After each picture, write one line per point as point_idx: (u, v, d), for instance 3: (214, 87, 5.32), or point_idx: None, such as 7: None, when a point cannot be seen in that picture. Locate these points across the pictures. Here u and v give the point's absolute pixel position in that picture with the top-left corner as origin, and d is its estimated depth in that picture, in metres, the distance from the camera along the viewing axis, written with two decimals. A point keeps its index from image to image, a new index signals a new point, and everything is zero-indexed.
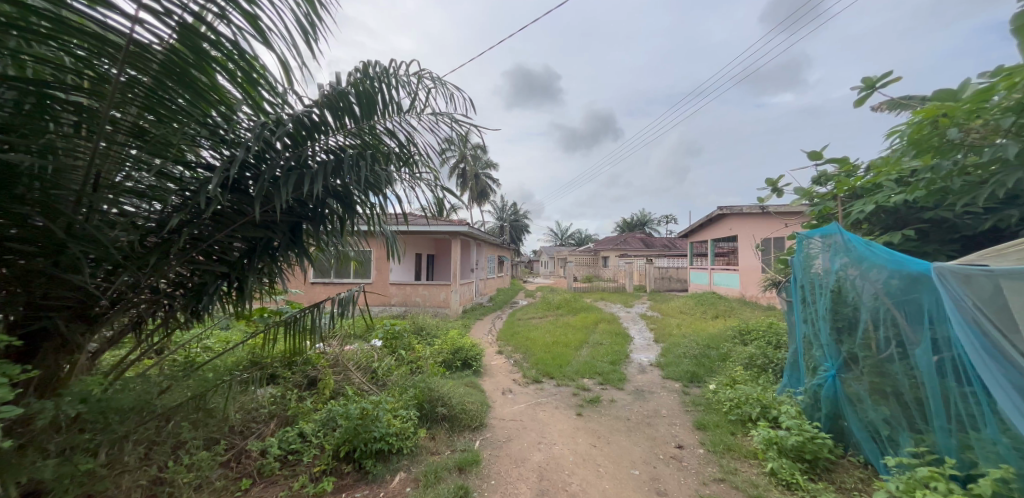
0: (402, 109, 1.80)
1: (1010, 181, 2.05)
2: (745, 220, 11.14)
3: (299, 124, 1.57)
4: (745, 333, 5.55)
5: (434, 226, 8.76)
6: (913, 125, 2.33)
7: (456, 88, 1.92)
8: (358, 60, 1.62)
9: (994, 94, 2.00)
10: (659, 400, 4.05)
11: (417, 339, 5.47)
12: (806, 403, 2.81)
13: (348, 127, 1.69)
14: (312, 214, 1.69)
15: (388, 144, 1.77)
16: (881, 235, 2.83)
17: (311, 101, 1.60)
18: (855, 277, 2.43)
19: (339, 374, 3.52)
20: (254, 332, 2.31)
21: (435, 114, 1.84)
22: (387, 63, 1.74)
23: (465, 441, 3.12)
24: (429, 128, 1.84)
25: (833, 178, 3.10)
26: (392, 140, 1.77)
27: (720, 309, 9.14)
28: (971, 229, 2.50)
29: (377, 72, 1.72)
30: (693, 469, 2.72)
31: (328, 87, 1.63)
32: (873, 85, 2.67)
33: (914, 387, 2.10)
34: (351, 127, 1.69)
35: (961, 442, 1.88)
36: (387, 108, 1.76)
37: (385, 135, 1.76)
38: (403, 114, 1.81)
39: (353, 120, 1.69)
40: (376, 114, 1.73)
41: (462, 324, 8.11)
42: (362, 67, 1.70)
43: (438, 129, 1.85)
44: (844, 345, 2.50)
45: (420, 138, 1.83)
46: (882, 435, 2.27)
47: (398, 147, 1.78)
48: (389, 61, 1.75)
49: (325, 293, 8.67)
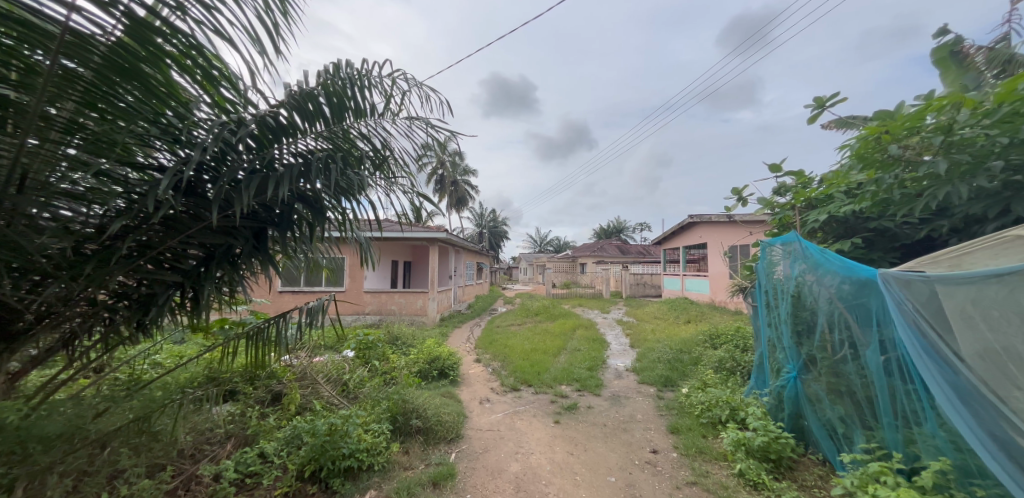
0: (376, 112, 1.77)
1: (940, 194, 2.25)
2: (713, 228, 11.65)
3: (266, 127, 1.51)
4: (714, 337, 5.77)
5: (409, 232, 8.60)
6: (860, 139, 2.55)
7: (433, 91, 1.90)
8: (330, 60, 1.58)
9: (927, 114, 2.22)
10: (634, 405, 4.11)
11: (392, 349, 5.32)
12: (771, 404, 2.95)
13: (320, 130, 1.65)
14: (279, 220, 1.63)
15: (362, 148, 1.73)
16: (834, 243, 3.00)
17: (277, 101, 1.54)
18: (812, 283, 2.57)
19: (306, 388, 3.37)
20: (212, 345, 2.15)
21: (409, 118, 1.81)
22: (360, 65, 1.70)
23: (441, 454, 3.04)
24: (405, 133, 1.81)
25: (792, 189, 3.29)
26: (366, 144, 1.74)
27: (692, 314, 9.45)
28: (910, 238, 2.70)
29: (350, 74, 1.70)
30: (668, 474, 2.76)
31: (296, 87, 1.58)
32: (823, 104, 2.88)
33: (866, 386, 2.23)
34: (322, 130, 1.65)
35: (905, 437, 2.02)
36: (360, 111, 1.72)
37: (358, 140, 1.73)
38: (377, 118, 1.78)
39: (324, 123, 1.64)
40: (348, 118, 1.69)
41: (440, 333, 7.95)
42: (332, 67, 1.66)
43: (413, 134, 1.82)
44: (804, 348, 2.64)
45: (394, 142, 1.79)
46: (838, 432, 2.41)
47: (372, 151, 1.75)
48: (361, 62, 1.71)
49: (293, 302, 8.38)
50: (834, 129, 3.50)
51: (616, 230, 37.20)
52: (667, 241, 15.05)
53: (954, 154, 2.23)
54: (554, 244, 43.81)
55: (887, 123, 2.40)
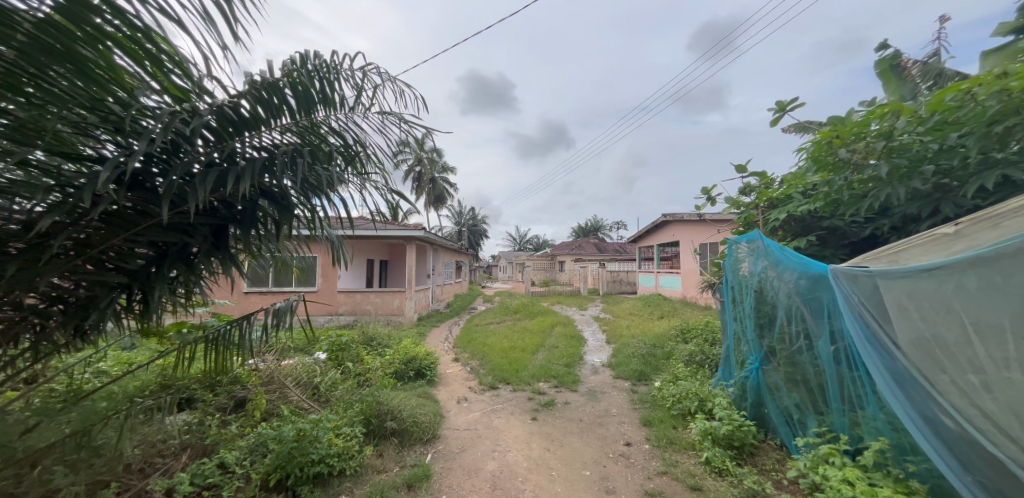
0: (346, 107, 1.73)
1: (882, 195, 2.44)
2: (685, 226, 12.06)
3: (225, 119, 1.43)
4: (685, 331, 5.99)
5: (384, 230, 8.40)
6: (814, 143, 2.72)
7: (408, 85, 1.87)
8: (297, 50, 1.51)
9: (872, 121, 2.39)
10: (609, 400, 4.21)
11: (367, 350, 5.19)
12: (735, 394, 3.10)
13: (286, 123, 1.59)
14: (241, 217, 1.55)
15: (332, 143, 1.68)
16: (792, 240, 3.18)
17: (237, 90, 1.45)
18: (773, 278, 2.70)
19: (273, 393, 3.23)
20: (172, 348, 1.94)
21: (383, 113, 1.77)
22: (329, 56, 1.66)
23: (416, 455, 3.00)
24: (378, 129, 1.77)
25: (755, 189, 3.46)
26: (337, 139, 1.68)
27: (665, 310, 9.77)
28: (857, 236, 2.89)
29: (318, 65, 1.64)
30: (640, 465, 2.85)
31: (258, 77, 1.50)
32: (784, 108, 3.04)
33: (818, 374, 2.39)
34: (289, 123, 1.59)
35: (851, 420, 2.18)
36: (330, 105, 1.67)
37: (329, 135, 1.67)
38: (348, 112, 1.74)
39: (291, 116, 1.58)
40: (316, 111, 1.64)
41: (417, 333, 7.83)
42: (299, 58, 1.59)
43: (387, 129, 1.78)
44: (765, 340, 2.79)
45: (367, 137, 1.75)
46: (794, 418, 2.57)
47: (343, 146, 1.69)
48: (331, 53, 1.66)
49: (260, 303, 8.01)
50: (793, 133, 3.71)
51: (592, 229, 37.89)
52: (642, 239, 15.45)
53: (894, 158, 2.41)
54: (531, 242, 44.05)
55: (837, 128, 2.57)
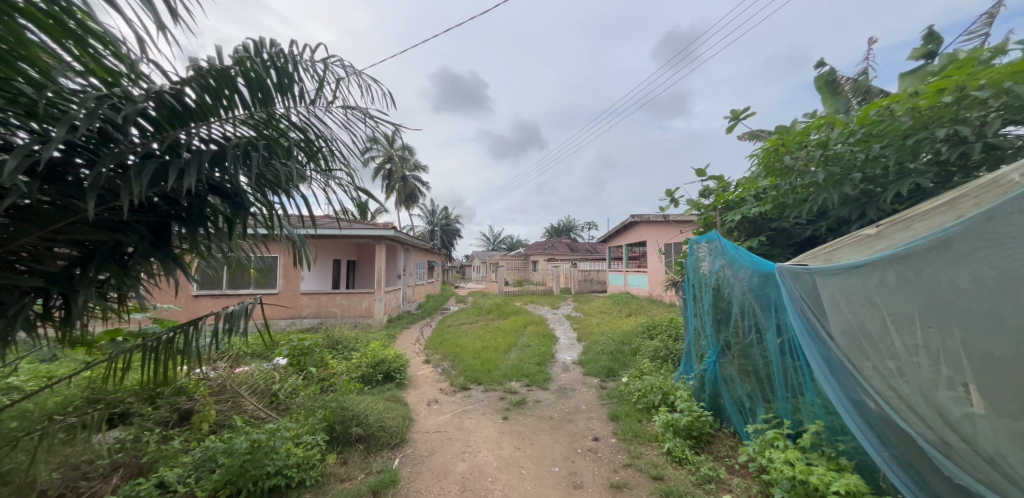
0: (308, 100, 1.67)
1: (820, 199, 2.65)
2: (651, 227, 12.52)
3: (166, 108, 1.32)
4: (651, 328, 6.22)
5: (351, 230, 8.11)
6: (763, 150, 2.94)
7: (374, 81, 1.83)
8: (250, 38, 1.43)
9: (812, 131, 2.63)
10: (579, 397, 4.29)
11: (332, 354, 4.98)
12: (695, 387, 3.26)
13: (239, 115, 1.50)
14: (187, 215, 1.45)
15: (292, 138, 1.60)
16: (745, 241, 3.38)
17: (180, 77, 1.35)
18: (729, 276, 2.87)
19: (224, 403, 3.03)
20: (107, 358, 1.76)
21: (348, 108, 1.72)
22: (288, 46, 1.59)
23: (383, 461, 2.92)
24: (344, 125, 1.71)
25: (714, 192, 3.66)
26: (298, 134, 1.62)
27: (632, 307, 10.10)
28: (800, 236, 3.12)
29: (275, 55, 1.56)
30: (606, 459, 2.92)
31: (205, 64, 1.40)
32: (738, 116, 3.23)
33: (767, 365, 2.56)
34: (242, 115, 1.50)
35: (793, 406, 2.36)
36: (289, 97, 1.60)
37: (290, 130, 1.60)
38: (310, 106, 1.68)
39: (244, 108, 1.49)
40: (274, 104, 1.56)
41: (386, 335, 7.61)
42: (254, 46, 1.51)
43: (353, 125, 1.73)
44: (722, 334, 2.95)
45: (330, 132, 1.69)
46: (746, 407, 2.74)
47: (304, 140, 1.63)
48: (290, 44, 1.59)
49: (211, 306, 7.47)
50: (747, 141, 3.94)
51: (562, 229, 38.49)
52: (611, 239, 15.88)
53: (830, 165, 2.63)
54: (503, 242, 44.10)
55: (783, 137, 2.79)
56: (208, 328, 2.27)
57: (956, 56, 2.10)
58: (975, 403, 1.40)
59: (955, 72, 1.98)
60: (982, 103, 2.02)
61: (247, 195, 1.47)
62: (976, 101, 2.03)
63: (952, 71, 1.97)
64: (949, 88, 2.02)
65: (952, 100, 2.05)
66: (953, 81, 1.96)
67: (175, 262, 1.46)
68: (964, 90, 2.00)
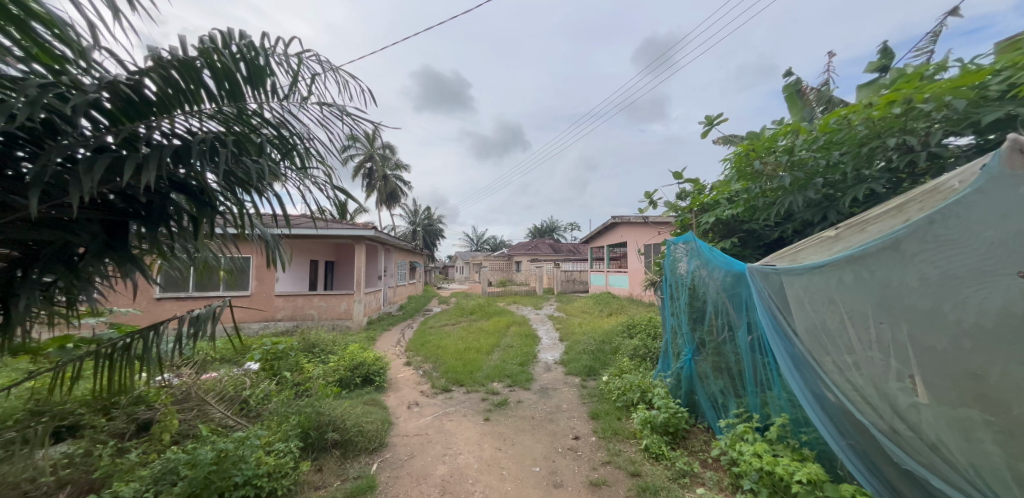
0: (281, 95, 1.60)
1: (787, 202, 2.76)
2: (632, 228, 12.74)
3: (122, 100, 1.23)
4: (631, 327, 6.34)
5: (328, 230, 7.88)
6: (735, 155, 3.04)
7: (353, 77, 1.78)
8: (216, 27, 1.36)
9: (779, 137, 2.74)
10: (561, 396, 4.31)
11: (308, 358, 4.83)
12: (672, 384, 3.34)
13: (206, 109, 1.42)
14: (146, 213, 1.36)
15: (264, 134, 1.53)
16: (719, 242, 3.49)
17: (139, 67, 1.27)
18: (704, 276, 2.95)
19: (189, 411, 2.87)
20: (56, 367, 1.64)
21: (325, 104, 1.66)
22: (260, 39, 1.52)
23: (360, 466, 2.85)
24: (321, 122, 1.65)
25: (690, 194, 3.76)
26: (271, 131, 1.54)
27: (613, 307, 10.26)
28: (770, 238, 3.24)
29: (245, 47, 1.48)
30: (586, 457, 2.94)
31: (166, 54, 1.32)
32: (712, 122, 3.33)
33: (738, 362, 2.65)
34: (209, 109, 1.42)
35: (762, 400, 2.45)
36: (260, 91, 1.53)
37: (263, 126, 1.53)
38: (284, 102, 1.61)
39: (211, 101, 1.41)
40: (244, 98, 1.49)
41: (366, 337, 7.44)
42: (221, 36, 1.44)
43: (331, 123, 1.67)
44: (697, 332, 3.03)
45: (306, 128, 1.63)
46: (718, 403, 2.83)
47: (278, 136, 1.55)
48: (261, 36, 1.53)
49: (176, 309, 7.10)
50: (722, 146, 4.06)
51: (544, 230, 38.74)
52: (593, 240, 16.08)
53: (797, 171, 2.75)
54: (485, 242, 43.97)
55: (753, 142, 2.90)
56: (172, 333, 2.14)
57: (905, 70, 2.21)
58: (921, 393, 1.51)
59: (902, 85, 2.08)
60: (926, 115, 2.14)
61: (215, 193, 1.41)
62: (920, 112, 2.15)
63: (900, 85, 2.06)
64: (898, 100, 2.14)
65: (901, 111, 2.18)
66: (902, 94, 2.06)
67: (132, 263, 1.38)
68: (911, 102, 2.13)
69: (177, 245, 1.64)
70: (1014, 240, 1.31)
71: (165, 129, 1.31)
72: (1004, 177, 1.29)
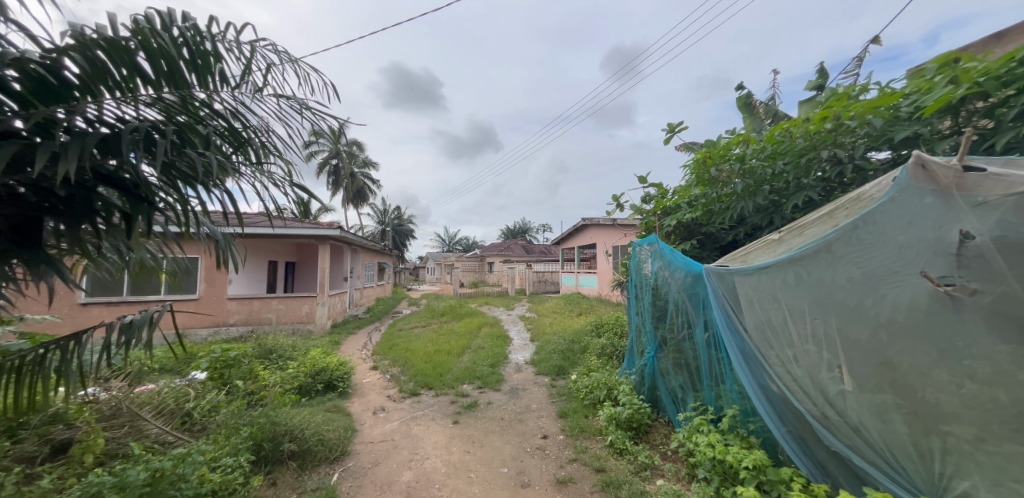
0: (232, 84, 1.47)
1: (740, 206, 2.91)
2: (601, 229, 13.03)
3: (34, 80, 1.07)
4: (600, 326, 6.47)
5: (289, 229, 7.47)
6: (694, 162, 3.14)
7: (313, 71, 1.69)
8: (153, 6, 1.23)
9: (733, 146, 2.89)
10: (530, 396, 4.32)
11: (264, 365, 4.53)
12: (636, 381, 3.43)
13: (142, 95, 1.26)
14: (66, 208, 1.19)
15: (213, 125, 1.39)
16: (679, 243, 3.63)
17: (58, 45, 1.11)
18: (666, 276, 3.05)
19: (118, 429, 2.58)
20: None
21: (282, 96, 1.55)
22: (207, 23, 1.40)
23: (319, 477, 2.70)
24: (278, 115, 1.53)
25: (654, 198, 3.89)
26: (222, 123, 1.40)
27: (583, 307, 10.44)
28: (725, 240, 3.41)
29: (188, 31, 1.35)
30: (554, 455, 2.95)
31: (92, 32, 1.17)
32: (673, 128, 3.46)
33: (696, 358, 2.76)
34: (146, 96, 1.27)
35: (716, 393, 2.56)
36: (207, 79, 1.40)
37: (212, 117, 1.39)
38: (236, 92, 1.48)
39: (149, 87, 1.27)
40: (189, 86, 1.34)
41: (329, 341, 7.10)
42: (160, 16, 1.30)
43: (290, 117, 1.56)
44: (659, 331, 3.13)
45: (261, 122, 1.52)
46: (678, 397, 2.94)
47: (230, 129, 1.41)
48: (208, 20, 1.40)
49: (109, 314, 6.45)
50: (683, 153, 4.23)
51: (515, 231, 38.88)
52: (564, 241, 16.32)
53: (749, 178, 2.92)
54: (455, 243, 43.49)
55: (710, 150, 3.02)
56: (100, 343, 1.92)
57: (836, 90, 2.41)
58: (845, 381, 1.61)
59: (833, 104, 2.25)
60: (852, 130, 2.37)
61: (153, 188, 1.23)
62: (848, 128, 2.36)
63: (831, 102, 2.24)
64: (830, 117, 2.32)
65: (832, 127, 2.39)
66: (833, 111, 2.23)
67: (47, 263, 1.22)
68: (840, 119, 2.34)
69: (109, 245, 1.47)
70: (921, 244, 1.38)
71: (90, 115, 1.14)
72: (911, 188, 1.39)
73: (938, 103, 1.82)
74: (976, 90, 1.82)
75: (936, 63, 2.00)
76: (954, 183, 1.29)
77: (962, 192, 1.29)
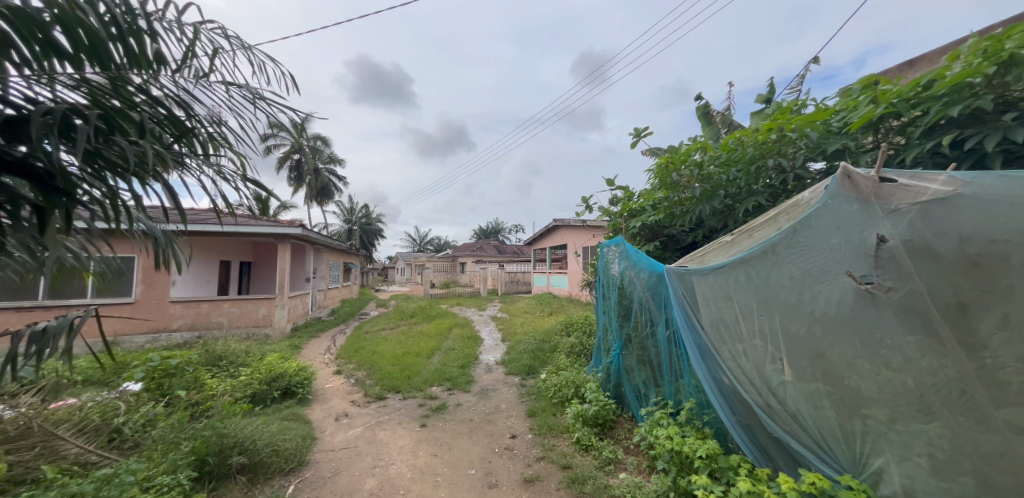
0: (172, 69, 1.38)
1: (698, 210, 3.08)
2: (571, 231, 13.26)
3: None
4: (570, 325, 6.58)
5: (246, 226, 7.04)
6: (657, 166, 3.31)
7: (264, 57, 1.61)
8: None
9: (693, 152, 3.05)
10: (500, 396, 4.33)
11: (212, 373, 4.24)
12: (603, 378, 3.54)
13: (67, 77, 1.17)
14: None
15: (149, 113, 1.30)
16: (644, 244, 3.78)
17: None
18: (631, 277, 3.17)
19: (27, 450, 2.26)
20: None
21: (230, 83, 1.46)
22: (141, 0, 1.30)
23: (273, 490, 2.57)
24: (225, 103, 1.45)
25: (621, 200, 4.03)
26: (161, 110, 1.31)
27: (554, 307, 10.58)
28: (685, 242, 3.58)
29: (117, 7, 1.25)
30: (522, 455, 2.98)
31: None
32: (639, 133, 3.60)
33: (658, 355, 2.88)
34: (70, 77, 1.17)
35: (676, 388, 2.69)
36: (143, 62, 1.30)
37: (149, 104, 1.30)
38: (175, 76, 1.39)
39: (72, 68, 1.16)
40: (119, 67, 1.24)
41: (289, 346, 6.76)
42: None
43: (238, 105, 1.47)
44: (625, 329, 3.25)
45: (207, 110, 1.43)
46: (641, 393, 3.06)
47: (169, 116, 1.32)
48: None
49: (27, 320, 5.80)
50: (648, 157, 4.40)
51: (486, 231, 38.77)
52: (535, 242, 16.45)
53: (706, 183, 3.09)
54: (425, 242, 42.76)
55: (672, 156, 3.20)
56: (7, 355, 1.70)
57: (781, 104, 2.61)
58: (787, 372, 1.75)
59: (778, 116, 2.44)
60: (794, 142, 2.52)
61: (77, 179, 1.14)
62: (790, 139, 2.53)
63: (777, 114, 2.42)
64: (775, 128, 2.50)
65: (776, 138, 2.56)
66: (778, 123, 2.41)
67: None
68: (783, 131, 2.51)
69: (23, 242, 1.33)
70: (847, 245, 1.53)
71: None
72: (839, 195, 1.52)
73: (861, 121, 2.03)
74: (891, 110, 2.02)
75: (860, 84, 2.22)
76: (873, 192, 1.43)
77: (879, 201, 1.42)
